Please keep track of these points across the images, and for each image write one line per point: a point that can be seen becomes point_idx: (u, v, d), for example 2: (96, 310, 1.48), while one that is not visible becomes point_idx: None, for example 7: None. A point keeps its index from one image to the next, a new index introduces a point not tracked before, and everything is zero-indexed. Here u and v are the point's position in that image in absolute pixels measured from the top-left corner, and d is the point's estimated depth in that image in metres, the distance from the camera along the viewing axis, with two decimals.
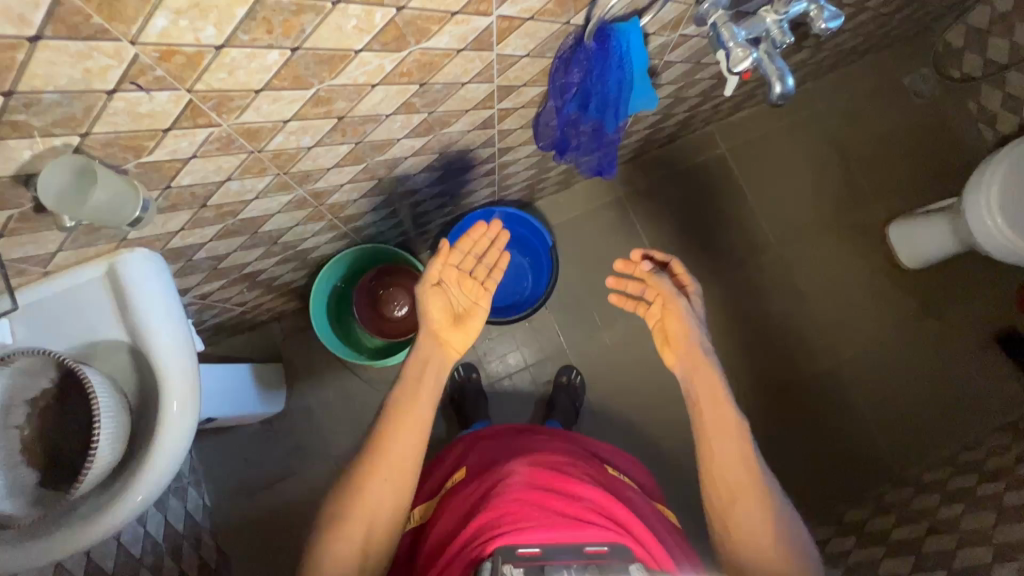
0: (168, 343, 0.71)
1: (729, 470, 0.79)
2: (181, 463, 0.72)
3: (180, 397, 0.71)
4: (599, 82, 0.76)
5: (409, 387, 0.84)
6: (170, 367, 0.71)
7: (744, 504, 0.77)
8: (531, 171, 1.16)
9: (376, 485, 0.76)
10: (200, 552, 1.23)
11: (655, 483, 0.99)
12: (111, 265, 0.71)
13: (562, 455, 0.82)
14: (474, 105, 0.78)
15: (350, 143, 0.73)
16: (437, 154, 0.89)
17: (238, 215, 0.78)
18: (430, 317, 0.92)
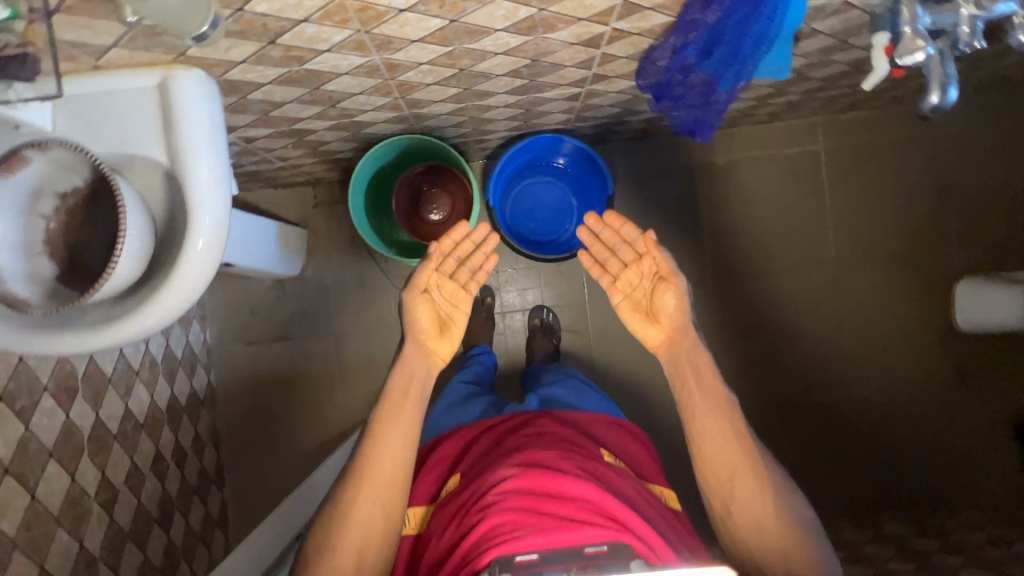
0: (205, 182, 0.68)
1: (721, 452, 0.81)
2: (194, 302, 0.71)
3: (205, 237, 0.68)
4: (734, 30, 0.66)
5: (397, 400, 0.86)
6: (203, 206, 0.68)
7: (743, 481, 0.79)
8: (615, 109, 1.06)
9: (368, 501, 0.80)
10: (191, 381, 1.29)
11: (653, 454, 1.01)
12: (164, 79, 0.66)
13: (553, 447, 0.84)
14: (590, 15, 0.69)
15: (443, 20, 0.65)
16: (529, 61, 0.80)
17: (305, 64, 0.71)
18: (417, 324, 0.91)
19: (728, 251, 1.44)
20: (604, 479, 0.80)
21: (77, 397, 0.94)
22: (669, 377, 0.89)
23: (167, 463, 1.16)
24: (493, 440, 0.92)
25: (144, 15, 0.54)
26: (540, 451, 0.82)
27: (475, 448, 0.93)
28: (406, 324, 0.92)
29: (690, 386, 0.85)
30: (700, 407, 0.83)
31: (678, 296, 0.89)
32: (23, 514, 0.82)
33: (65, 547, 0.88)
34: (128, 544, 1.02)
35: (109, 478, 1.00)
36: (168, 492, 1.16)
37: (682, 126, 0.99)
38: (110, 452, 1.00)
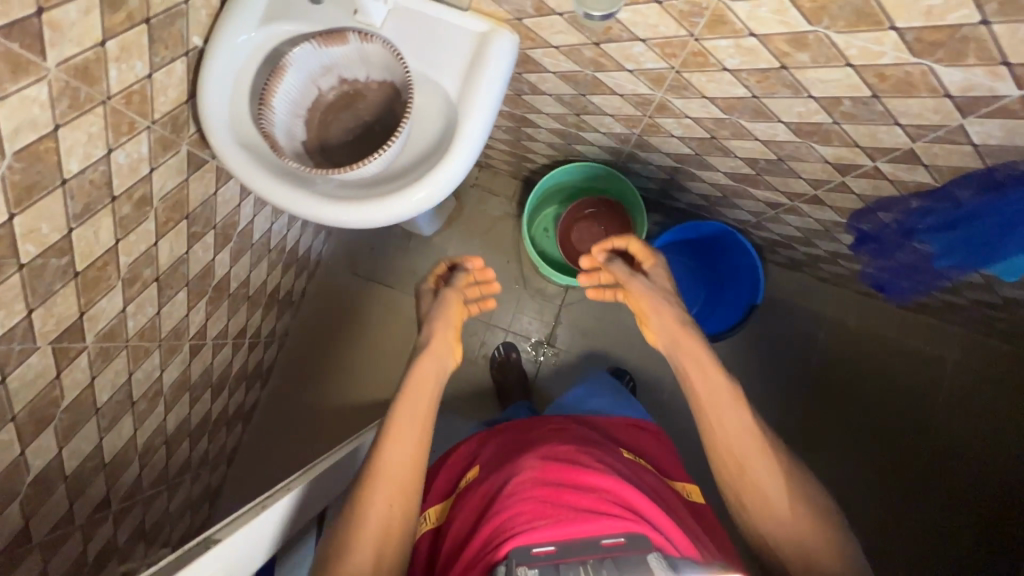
0: (464, 147, 0.73)
1: (736, 443, 0.79)
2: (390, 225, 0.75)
3: (444, 175, 0.72)
4: (1001, 221, 0.70)
5: (415, 395, 0.84)
6: (448, 165, 0.72)
7: (757, 468, 0.78)
8: (799, 233, 1.09)
9: (380, 498, 0.74)
10: (294, 281, 1.33)
11: (673, 451, 1.00)
12: (487, 45, 0.72)
13: (574, 442, 0.83)
14: (870, 147, 0.72)
15: (746, 92, 0.69)
16: (774, 158, 0.84)
17: (598, 72, 0.77)
18: (448, 321, 0.96)
19: (820, 410, 1.41)
20: (625, 472, 0.79)
21: (226, 247, 0.99)
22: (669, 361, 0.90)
23: (243, 341, 1.19)
24: (513, 432, 0.92)
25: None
26: (560, 444, 0.80)
27: (493, 441, 0.92)
28: (432, 319, 0.96)
29: (693, 380, 0.85)
30: (705, 408, 0.82)
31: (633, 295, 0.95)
32: (144, 322, 0.85)
33: (148, 371, 0.90)
34: (184, 396, 1.04)
35: (206, 329, 1.03)
36: (231, 367, 1.18)
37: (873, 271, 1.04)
38: (219, 306, 1.04)
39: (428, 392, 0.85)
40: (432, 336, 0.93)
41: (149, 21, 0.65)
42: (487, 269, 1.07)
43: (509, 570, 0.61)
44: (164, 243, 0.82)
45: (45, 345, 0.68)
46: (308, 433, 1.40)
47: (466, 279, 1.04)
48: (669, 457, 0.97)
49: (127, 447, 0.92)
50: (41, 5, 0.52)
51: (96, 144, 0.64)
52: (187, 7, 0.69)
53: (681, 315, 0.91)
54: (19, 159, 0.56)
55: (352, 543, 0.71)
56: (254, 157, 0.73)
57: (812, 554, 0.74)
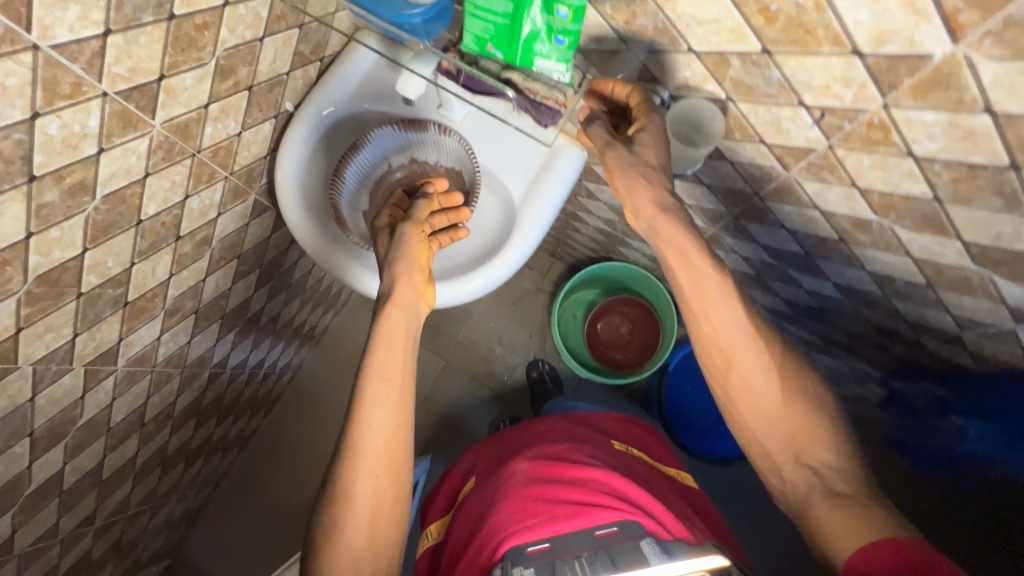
0: (514, 250, 0.76)
1: (726, 339, 0.60)
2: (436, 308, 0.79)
3: (490, 272, 0.77)
4: None
5: (384, 345, 0.64)
6: (498, 264, 0.77)
7: (747, 362, 0.59)
8: (828, 370, 1.07)
9: (368, 468, 0.60)
10: (321, 316, 1.35)
11: (663, 438, 0.95)
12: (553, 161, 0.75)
13: (567, 440, 0.80)
14: (916, 321, 0.72)
15: (801, 249, 0.70)
16: (817, 305, 0.84)
17: None
18: (411, 262, 0.68)
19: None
20: (616, 464, 0.76)
21: (267, 282, 1.01)
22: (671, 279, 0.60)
23: (258, 370, 1.19)
24: (504, 438, 0.89)
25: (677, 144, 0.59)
26: (551, 444, 0.78)
27: (486, 451, 0.89)
28: (393, 262, 0.68)
29: (682, 271, 0.59)
30: (703, 309, 0.59)
31: (617, 171, 0.56)
32: (174, 349, 0.86)
33: (165, 393, 0.91)
34: (191, 419, 1.04)
35: (228, 357, 1.04)
36: (242, 393, 1.18)
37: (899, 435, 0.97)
38: (245, 337, 1.05)
39: (403, 344, 0.65)
40: (394, 288, 0.67)
41: (252, 88, 0.69)
42: (456, 194, 0.75)
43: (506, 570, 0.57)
44: (211, 279, 0.85)
45: (79, 367, 0.70)
46: (301, 468, 1.39)
47: (429, 207, 0.72)
48: (664, 447, 0.92)
49: (126, 465, 0.92)
50: (163, 73, 0.57)
51: (176, 191, 0.68)
52: (288, 77, 0.74)
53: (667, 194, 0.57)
54: (106, 201, 0.59)
55: (338, 526, 0.59)
56: (316, 223, 0.78)
57: (802, 450, 0.58)
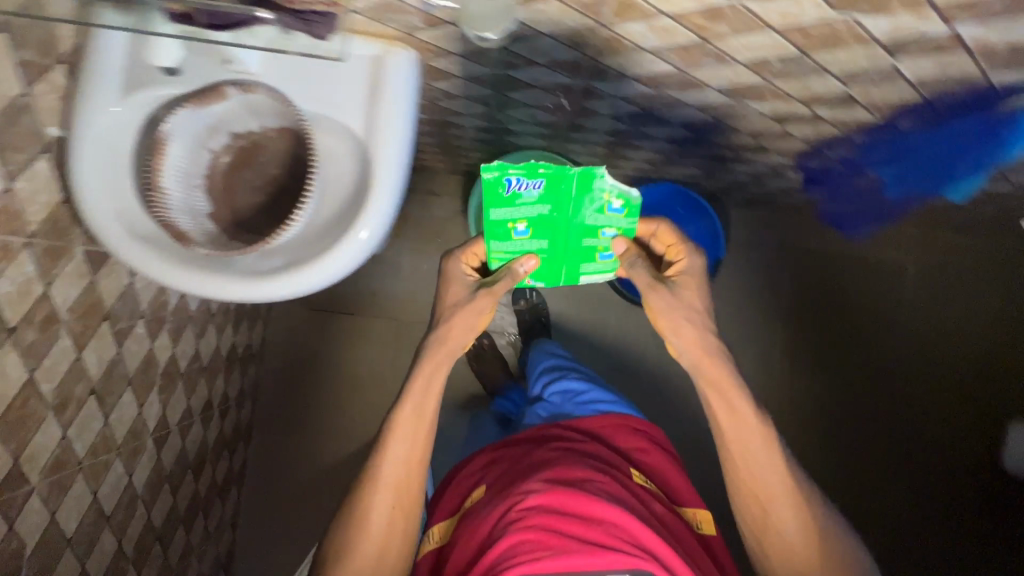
0: (389, 177, 0.66)
1: (744, 438, 0.73)
2: (329, 283, 0.69)
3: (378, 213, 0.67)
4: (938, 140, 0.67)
5: (402, 432, 0.76)
6: (379, 197, 0.66)
7: (781, 507, 0.73)
8: (749, 178, 1.07)
9: (383, 496, 0.75)
10: (251, 333, 1.26)
11: (687, 471, 0.96)
12: (383, 62, 0.65)
13: (580, 465, 0.80)
14: (805, 97, 0.69)
15: (668, 66, 0.64)
16: (712, 119, 0.80)
17: (512, 70, 0.71)
18: (472, 323, 0.78)
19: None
20: (634, 502, 0.76)
21: (163, 328, 0.91)
22: (679, 358, 0.77)
23: (211, 413, 1.13)
24: (515, 455, 0.89)
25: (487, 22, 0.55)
26: (570, 470, 0.78)
27: (497, 463, 0.90)
28: (457, 316, 0.78)
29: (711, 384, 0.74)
30: (722, 415, 0.74)
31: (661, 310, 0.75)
32: (94, 438, 0.79)
33: (116, 479, 0.85)
34: (165, 487, 0.99)
35: (167, 416, 0.97)
36: (206, 439, 1.12)
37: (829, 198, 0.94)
38: (174, 390, 0.97)
39: (431, 406, 0.77)
40: (448, 335, 0.78)
41: None
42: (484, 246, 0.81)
43: None
44: (88, 353, 0.75)
45: None
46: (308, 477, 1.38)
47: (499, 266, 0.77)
48: (684, 481, 0.93)
49: (116, 560, 0.88)
50: None
51: None
52: (29, 97, 0.60)
53: (703, 329, 0.75)
54: None
55: (353, 539, 0.74)
56: (161, 252, 0.65)
57: (787, 537, 0.73)
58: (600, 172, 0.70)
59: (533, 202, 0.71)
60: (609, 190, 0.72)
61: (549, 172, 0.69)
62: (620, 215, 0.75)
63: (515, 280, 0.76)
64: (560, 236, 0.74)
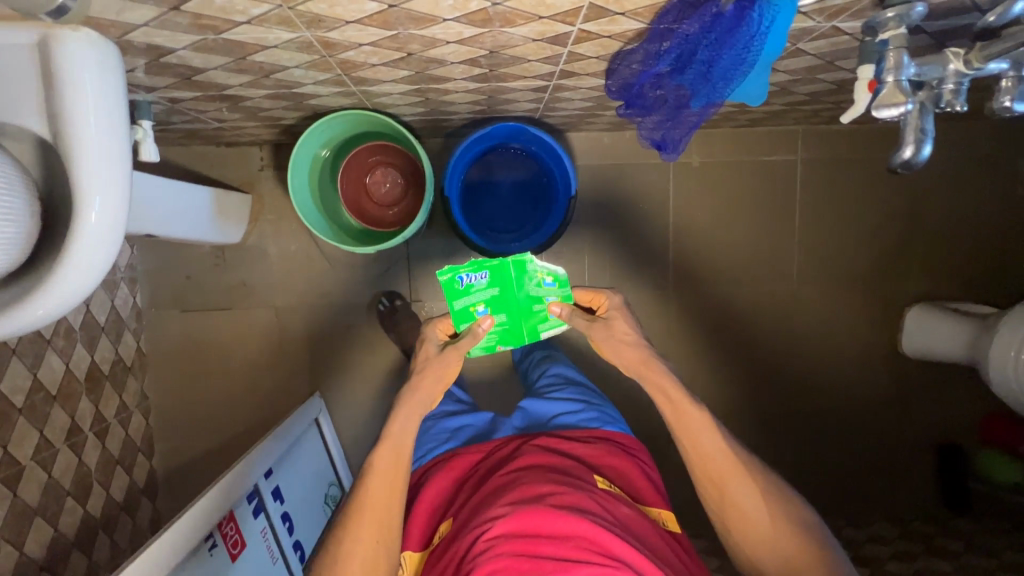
0: (96, 160, 0.59)
1: (708, 451, 0.77)
2: (91, 286, 0.63)
3: (101, 211, 0.61)
4: (711, 51, 0.59)
5: (378, 479, 0.76)
6: (93, 180, 0.60)
7: (736, 484, 0.76)
8: (587, 104, 0.98)
9: (362, 539, 0.72)
10: (119, 349, 1.21)
11: (658, 476, 0.90)
12: (45, 39, 0.56)
13: (546, 478, 0.73)
14: (553, 14, 0.60)
15: (376, 3, 0.55)
16: (487, 52, 0.71)
17: (222, 34, 0.61)
18: (438, 376, 0.82)
19: (694, 256, 1.40)
20: (601, 510, 0.69)
21: None
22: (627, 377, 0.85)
23: (85, 436, 1.10)
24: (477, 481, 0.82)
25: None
26: (534, 484, 0.71)
27: (467, 488, 0.82)
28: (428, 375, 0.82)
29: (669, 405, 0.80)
30: (681, 430, 0.79)
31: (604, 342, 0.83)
32: None
33: None
34: (37, 520, 0.97)
35: (13, 453, 0.93)
36: (86, 464, 1.09)
37: (648, 143, 0.86)
38: (14, 427, 0.93)
39: (397, 473, 0.76)
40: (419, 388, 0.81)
41: None
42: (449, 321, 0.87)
43: None
44: None
45: None
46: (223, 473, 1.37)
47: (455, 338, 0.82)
48: (654, 484, 0.88)
49: None
50: None
51: None
52: None
53: (641, 346, 0.82)
54: None
55: None
56: None
57: (756, 522, 0.75)
58: (528, 256, 0.81)
59: (484, 287, 0.82)
60: (541, 268, 0.82)
61: (491, 262, 0.81)
62: (553, 287, 0.84)
63: (476, 338, 0.81)
64: (512, 309, 0.83)
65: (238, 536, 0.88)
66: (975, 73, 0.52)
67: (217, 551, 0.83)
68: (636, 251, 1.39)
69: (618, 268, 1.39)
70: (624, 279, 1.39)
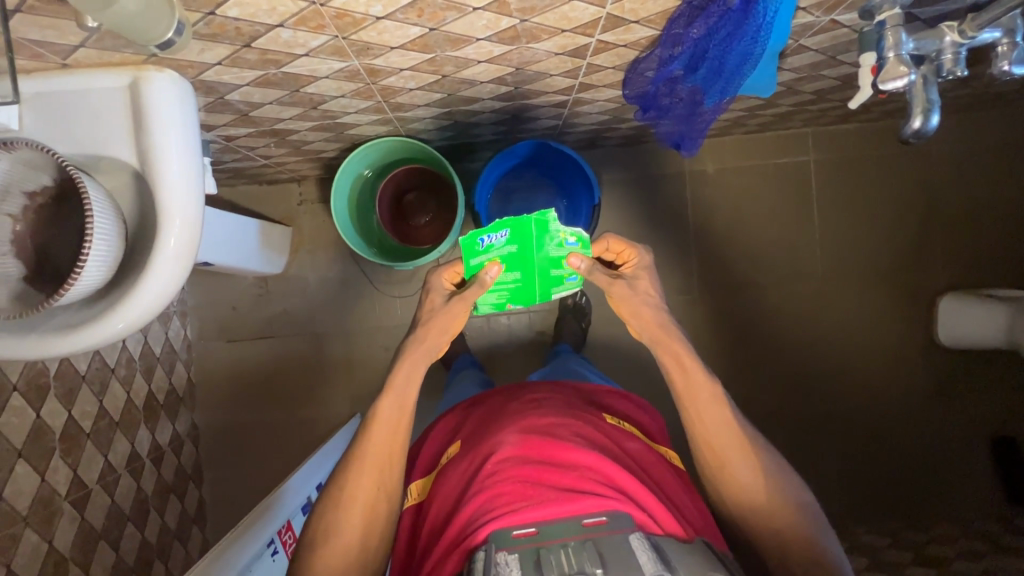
0: (175, 188, 0.67)
1: (707, 420, 0.74)
2: (164, 302, 0.70)
3: (177, 235, 0.68)
4: (721, 47, 0.65)
5: (381, 431, 0.73)
6: (172, 206, 0.67)
7: (739, 458, 0.73)
8: (605, 116, 1.05)
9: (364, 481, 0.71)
10: (172, 379, 1.27)
11: (660, 418, 0.89)
12: (136, 82, 0.65)
13: (555, 412, 0.74)
14: (575, 27, 0.67)
15: (421, 27, 0.62)
16: (514, 69, 0.78)
17: (282, 67, 0.69)
18: (444, 328, 0.76)
19: (716, 261, 1.43)
20: (611, 445, 0.70)
21: (50, 395, 0.93)
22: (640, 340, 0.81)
23: (143, 463, 1.14)
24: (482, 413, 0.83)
25: (103, 24, 0.55)
26: (540, 416, 0.72)
27: (471, 419, 0.82)
28: (434, 328, 0.76)
29: (675, 370, 0.76)
30: (684, 396, 0.76)
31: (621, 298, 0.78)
32: None
33: (34, 546, 0.88)
34: (101, 543, 1.00)
35: (82, 476, 0.98)
36: (144, 490, 1.14)
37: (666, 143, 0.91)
38: (83, 451, 0.98)
39: (400, 426, 0.73)
40: (425, 340, 0.76)
41: None
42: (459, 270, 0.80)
43: (487, 556, 0.54)
44: None
45: None
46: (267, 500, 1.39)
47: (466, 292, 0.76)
48: (656, 428, 0.87)
49: None
50: None
51: None
52: None
53: (659, 310, 0.78)
54: None
55: (331, 527, 0.69)
56: None
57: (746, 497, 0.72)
58: (552, 213, 0.72)
59: (502, 245, 0.74)
60: (564, 228, 0.74)
61: (511, 219, 0.72)
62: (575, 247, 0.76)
63: (482, 289, 0.74)
64: (528, 270, 0.74)
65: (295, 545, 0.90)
66: (970, 41, 0.57)
67: (278, 558, 0.85)
68: (658, 259, 1.42)
69: None
70: None
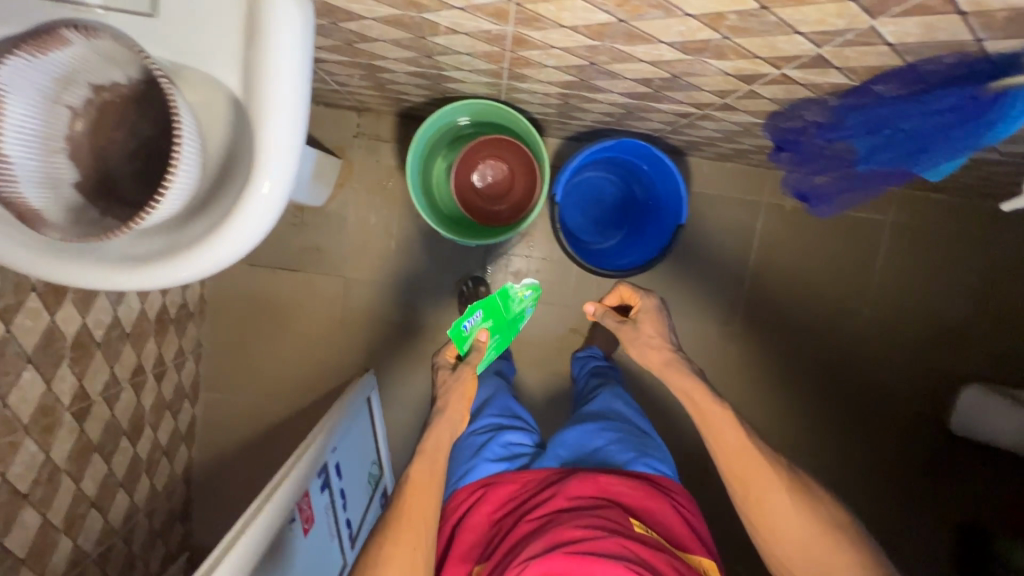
0: (279, 133, 0.57)
1: (730, 445, 0.79)
2: (238, 258, 0.60)
3: (269, 186, 0.58)
4: (914, 117, 0.58)
5: (409, 492, 0.79)
6: (270, 154, 0.57)
7: (761, 484, 0.76)
8: (719, 134, 0.96)
9: (390, 546, 0.73)
10: (186, 293, 1.19)
11: (701, 520, 0.86)
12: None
13: (577, 521, 0.74)
14: (772, 57, 0.58)
15: (610, 15, 0.52)
16: (668, 76, 0.69)
17: (424, 14, 0.59)
18: (463, 392, 0.92)
19: (764, 298, 1.38)
20: (640, 558, 0.69)
21: (66, 299, 0.84)
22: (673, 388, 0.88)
23: (145, 377, 1.07)
24: (510, 520, 0.81)
25: None
26: (563, 529, 0.72)
27: (498, 529, 0.81)
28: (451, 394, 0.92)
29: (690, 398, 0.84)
30: (706, 419, 0.82)
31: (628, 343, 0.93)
32: None
33: (30, 457, 0.81)
34: (94, 457, 0.95)
35: (85, 387, 0.91)
36: (142, 405, 1.08)
37: (795, 192, 0.87)
38: (90, 361, 0.91)
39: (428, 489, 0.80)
40: (447, 404, 0.92)
41: None
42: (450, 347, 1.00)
43: None
44: None
45: None
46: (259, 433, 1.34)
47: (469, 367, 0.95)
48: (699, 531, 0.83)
49: (43, 533, 0.86)
50: None
51: None
52: None
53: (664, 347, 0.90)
54: None
55: None
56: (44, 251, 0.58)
57: (785, 522, 0.75)
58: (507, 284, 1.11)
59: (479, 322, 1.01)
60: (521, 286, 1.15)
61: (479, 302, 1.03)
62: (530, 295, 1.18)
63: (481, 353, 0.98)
64: (502, 329, 1.09)
65: (309, 511, 0.88)
66: None
67: (294, 525, 0.82)
68: (708, 284, 1.37)
69: (689, 297, 1.37)
70: (690, 309, 1.38)
